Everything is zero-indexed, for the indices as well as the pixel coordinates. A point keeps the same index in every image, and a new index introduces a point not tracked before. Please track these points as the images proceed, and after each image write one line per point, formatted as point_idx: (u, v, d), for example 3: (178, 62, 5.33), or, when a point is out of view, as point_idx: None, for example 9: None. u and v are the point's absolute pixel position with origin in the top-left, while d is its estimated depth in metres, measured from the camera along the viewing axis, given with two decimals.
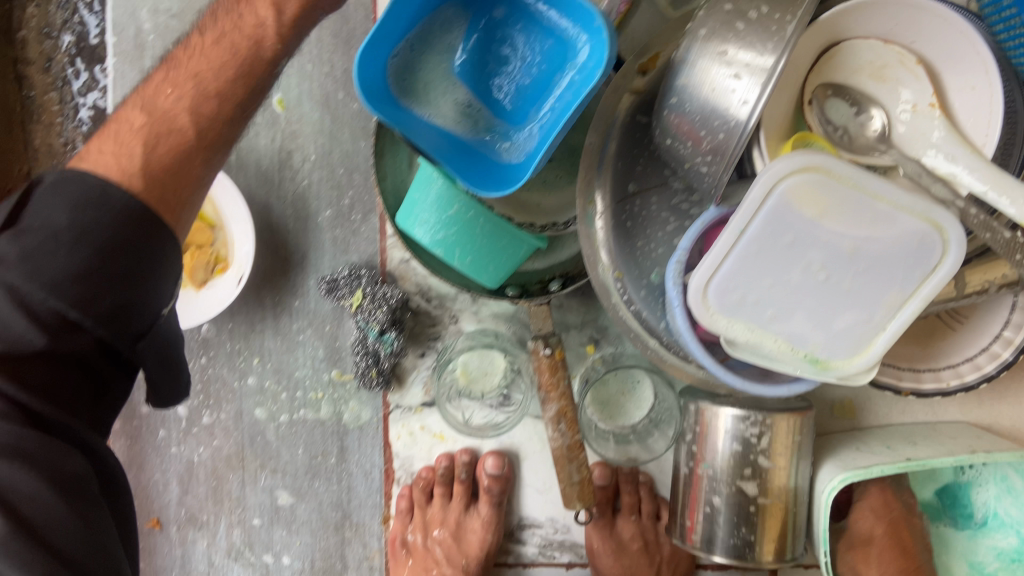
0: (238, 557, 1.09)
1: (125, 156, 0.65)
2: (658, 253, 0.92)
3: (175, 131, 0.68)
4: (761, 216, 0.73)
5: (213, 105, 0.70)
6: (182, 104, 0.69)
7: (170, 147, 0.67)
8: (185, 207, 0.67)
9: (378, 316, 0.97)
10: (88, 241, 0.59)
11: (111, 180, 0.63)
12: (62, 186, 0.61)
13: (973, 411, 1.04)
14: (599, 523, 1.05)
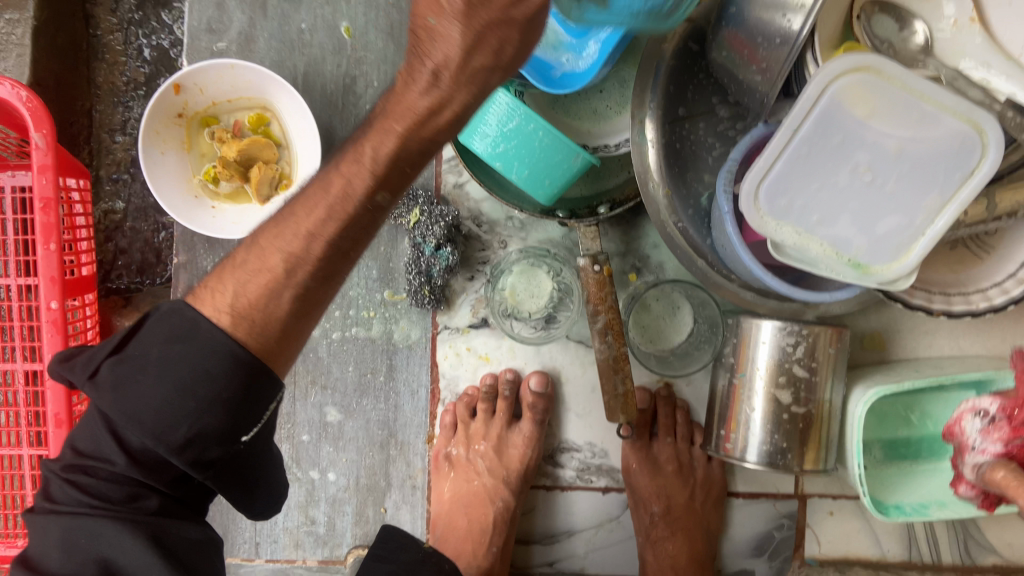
0: (285, 472, 1.13)
1: (247, 316, 0.68)
2: (706, 179, 0.99)
3: (296, 312, 0.70)
4: (813, 116, 0.80)
5: (301, 302, 0.70)
6: (281, 304, 0.69)
7: (287, 301, 0.69)
8: (296, 344, 0.72)
9: (435, 232, 1.03)
10: (217, 403, 0.66)
11: (243, 340, 0.67)
12: (177, 344, 0.67)
13: (995, 343, 1.10)
14: (636, 444, 1.10)
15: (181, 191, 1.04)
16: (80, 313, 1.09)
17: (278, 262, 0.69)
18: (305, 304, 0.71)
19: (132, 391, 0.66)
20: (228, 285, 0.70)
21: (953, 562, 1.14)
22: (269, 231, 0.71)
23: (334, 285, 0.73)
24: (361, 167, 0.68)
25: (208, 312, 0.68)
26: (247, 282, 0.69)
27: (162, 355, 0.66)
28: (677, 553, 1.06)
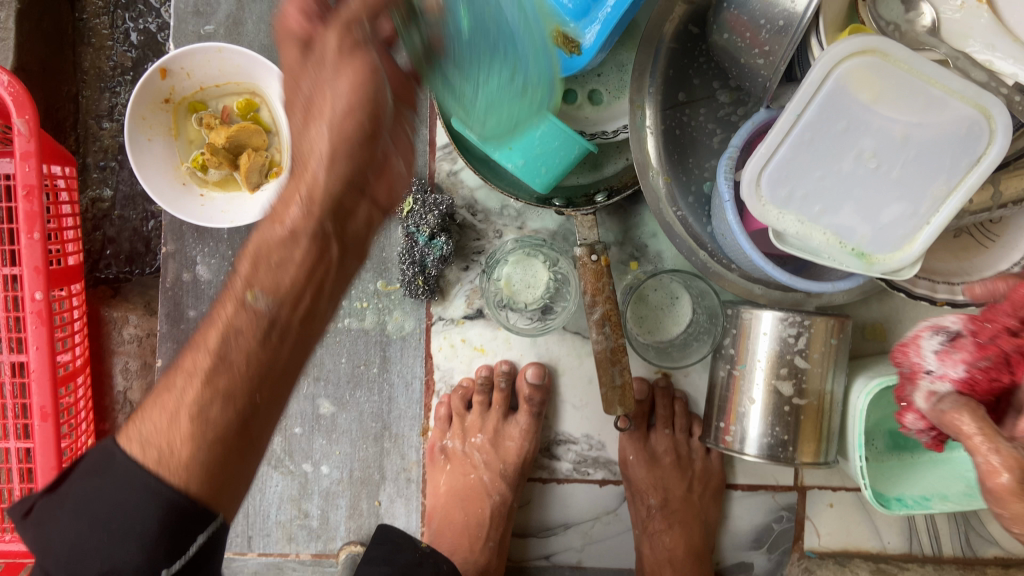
0: (277, 465, 1.11)
1: (156, 445, 0.57)
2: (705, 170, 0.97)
3: (207, 441, 0.58)
4: (817, 101, 0.78)
5: (213, 431, 0.59)
6: (182, 431, 0.58)
7: (189, 421, 0.58)
8: (238, 482, 0.60)
9: (428, 221, 1.00)
10: (145, 533, 0.54)
11: (156, 472, 0.56)
12: (91, 479, 0.56)
13: None
14: (634, 436, 1.08)
15: (168, 178, 1.01)
16: (66, 303, 1.06)
17: (183, 393, 0.59)
18: (222, 445, 0.59)
19: (54, 532, 0.55)
20: (139, 424, 0.59)
21: (954, 554, 1.13)
22: (180, 363, 0.62)
23: (251, 417, 0.61)
24: (288, 235, 0.61)
25: (120, 438, 0.58)
26: (153, 417, 0.59)
27: (80, 492, 0.56)
28: (675, 546, 1.05)
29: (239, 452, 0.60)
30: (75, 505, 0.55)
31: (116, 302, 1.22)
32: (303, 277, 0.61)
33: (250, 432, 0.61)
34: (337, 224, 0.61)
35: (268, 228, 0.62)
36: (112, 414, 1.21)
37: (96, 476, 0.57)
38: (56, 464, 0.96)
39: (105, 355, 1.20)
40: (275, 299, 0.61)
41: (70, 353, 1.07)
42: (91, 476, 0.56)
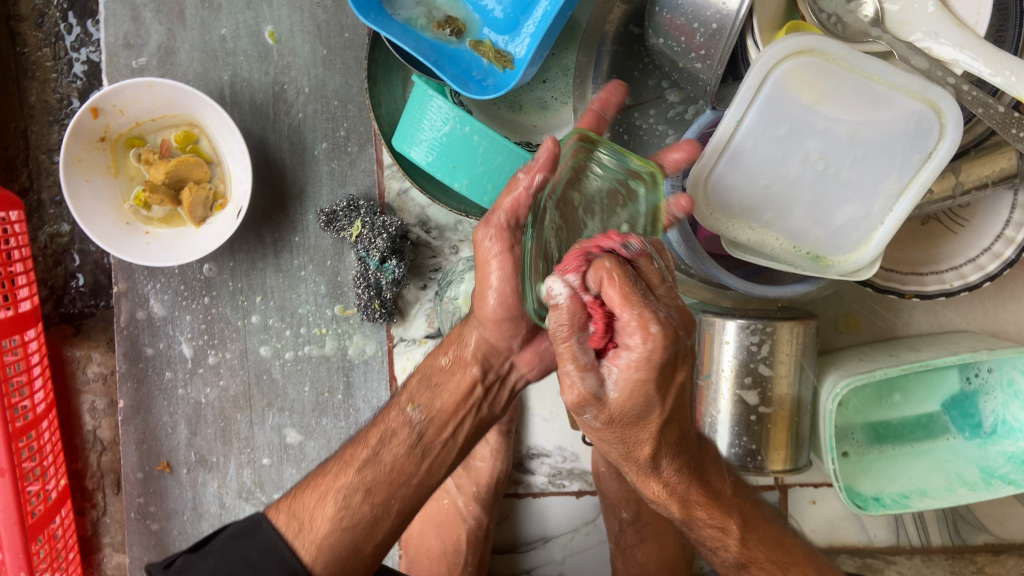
0: (249, 497, 1.10)
1: (298, 520, 0.76)
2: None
3: (343, 525, 0.75)
4: (758, 104, 0.74)
5: (351, 520, 0.76)
6: (326, 514, 0.76)
7: (333, 506, 0.76)
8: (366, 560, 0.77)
9: (378, 245, 0.97)
10: None
11: (293, 545, 0.75)
12: (238, 539, 0.76)
13: (972, 315, 1.05)
14: (605, 448, 1.05)
15: (111, 219, 0.98)
16: (21, 351, 1.04)
17: (338, 478, 0.78)
18: (356, 529, 0.76)
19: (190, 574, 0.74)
20: (290, 500, 0.79)
21: (943, 544, 1.11)
22: (341, 455, 0.81)
23: (384, 515, 0.77)
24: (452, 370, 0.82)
25: (269, 511, 0.78)
26: (304, 497, 0.78)
27: (222, 548, 0.76)
28: (647, 560, 1.04)
29: (368, 541, 0.77)
30: (225, 558, 0.75)
31: (79, 340, 1.19)
32: (451, 404, 0.82)
33: (377, 531, 0.77)
34: (484, 375, 0.83)
35: (437, 357, 0.84)
36: (85, 453, 1.20)
37: (250, 544, 0.75)
38: (18, 517, 0.98)
39: (71, 395, 1.18)
40: (427, 415, 0.81)
41: (29, 400, 1.05)
42: (248, 543, 0.76)
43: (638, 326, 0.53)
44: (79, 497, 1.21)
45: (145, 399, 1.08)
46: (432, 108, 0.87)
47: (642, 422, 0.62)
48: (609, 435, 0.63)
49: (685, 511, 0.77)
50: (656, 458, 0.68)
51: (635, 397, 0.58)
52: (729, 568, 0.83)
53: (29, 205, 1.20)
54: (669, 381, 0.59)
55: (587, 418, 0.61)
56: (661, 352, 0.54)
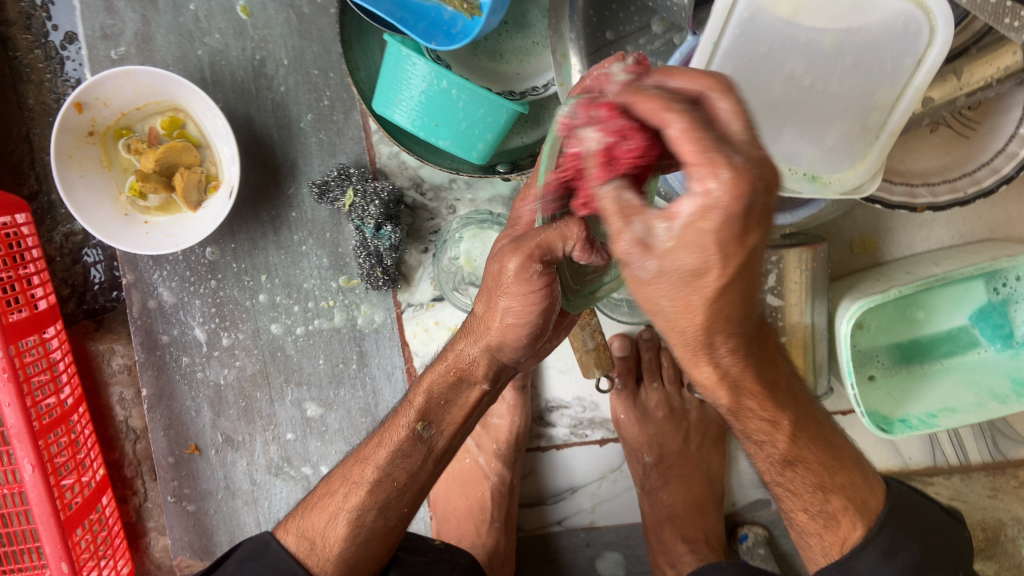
0: (278, 472, 1.12)
1: (309, 539, 0.78)
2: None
3: (356, 541, 0.76)
4: (733, 24, 0.70)
5: (364, 536, 0.76)
6: (337, 533, 0.76)
7: (346, 524, 0.76)
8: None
9: (371, 212, 0.95)
10: None
11: (307, 564, 0.77)
12: (249, 562, 0.78)
13: (994, 223, 1.01)
14: (623, 395, 1.05)
15: (109, 212, 0.99)
16: (40, 350, 1.06)
17: (348, 498, 0.77)
18: (370, 539, 0.77)
19: None
20: (298, 520, 0.81)
21: (982, 461, 1.07)
22: (347, 472, 0.79)
23: (396, 524, 0.78)
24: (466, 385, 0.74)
25: (279, 532, 0.81)
26: (313, 516, 0.79)
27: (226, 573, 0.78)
28: (673, 501, 1.03)
29: (383, 545, 0.79)
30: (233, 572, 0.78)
31: (101, 334, 1.21)
32: (462, 418, 0.75)
33: (391, 537, 0.79)
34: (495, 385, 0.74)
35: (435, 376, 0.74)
36: (120, 443, 1.23)
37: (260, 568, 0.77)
38: (52, 510, 1.02)
39: (99, 387, 1.21)
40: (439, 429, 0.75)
41: (54, 398, 1.07)
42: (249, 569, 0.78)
43: (707, 162, 0.38)
44: (120, 486, 1.25)
45: (167, 386, 1.10)
46: (410, 67, 0.83)
47: (695, 282, 0.43)
48: (664, 291, 0.43)
49: (734, 401, 0.57)
50: (669, 253, 0.41)
51: (690, 237, 0.40)
52: (773, 467, 0.67)
53: (40, 208, 1.18)
54: (730, 252, 0.41)
55: (639, 269, 0.43)
56: (751, 194, 0.38)
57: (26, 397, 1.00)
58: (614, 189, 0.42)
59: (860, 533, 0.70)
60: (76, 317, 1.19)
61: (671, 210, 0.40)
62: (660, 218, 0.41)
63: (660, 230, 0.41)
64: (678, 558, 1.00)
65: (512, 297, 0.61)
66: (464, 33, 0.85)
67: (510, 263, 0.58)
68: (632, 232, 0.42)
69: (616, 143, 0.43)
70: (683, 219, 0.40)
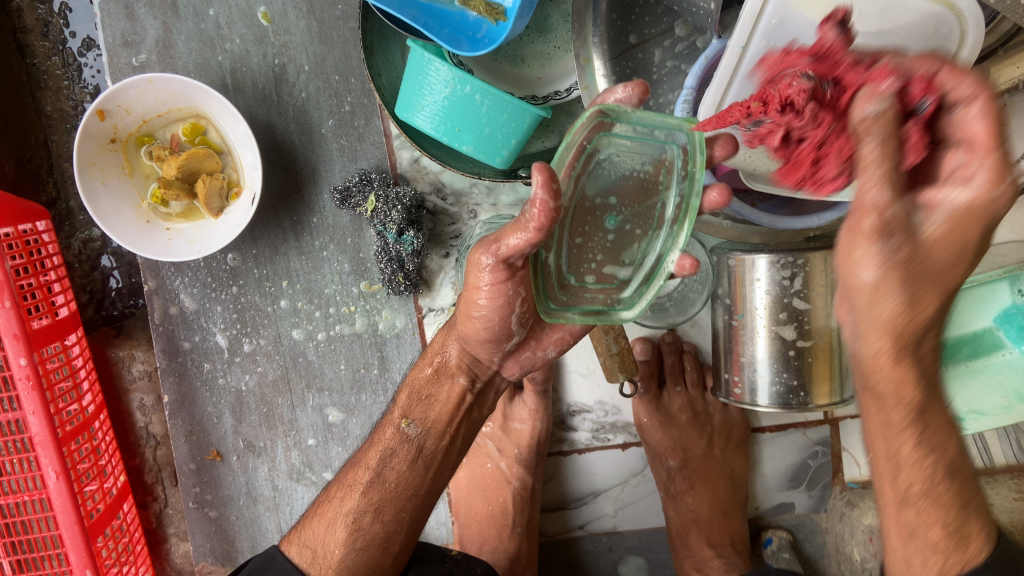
0: (300, 477, 1.12)
1: (312, 547, 0.78)
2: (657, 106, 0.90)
3: (356, 546, 0.76)
4: (763, 27, 0.69)
5: (364, 540, 0.76)
6: (338, 539, 0.77)
7: (344, 529, 0.77)
8: None
9: (394, 217, 0.95)
10: None
11: (311, 572, 0.76)
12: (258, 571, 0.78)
13: (1018, 222, 1.01)
14: (646, 399, 1.04)
15: (131, 219, 0.99)
16: (62, 357, 1.06)
17: (344, 501, 0.78)
18: (372, 547, 0.77)
19: None
20: (301, 530, 0.81)
21: (1007, 462, 1.07)
22: (343, 477, 0.81)
23: (395, 530, 0.78)
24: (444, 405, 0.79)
25: (283, 545, 0.81)
26: (315, 523, 0.79)
27: None
28: (698, 506, 1.03)
29: (384, 556, 0.78)
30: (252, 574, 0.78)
31: (120, 340, 1.21)
32: (446, 414, 0.79)
33: (393, 544, 0.78)
34: (473, 385, 0.80)
35: (420, 369, 0.81)
36: (140, 449, 1.23)
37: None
38: (76, 517, 1.02)
39: (119, 393, 1.21)
40: (423, 428, 0.79)
41: (76, 405, 1.07)
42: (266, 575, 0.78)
43: (975, 89, 0.44)
44: (140, 492, 1.25)
45: (188, 393, 1.10)
46: (433, 72, 0.82)
47: (931, 282, 0.46)
48: (904, 312, 0.46)
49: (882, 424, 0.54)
50: (926, 238, 0.45)
51: (954, 220, 0.45)
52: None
53: (58, 214, 1.18)
54: (973, 241, 0.45)
55: (891, 248, 0.44)
56: (1005, 204, 0.44)
57: (50, 404, 1.00)
58: (875, 105, 0.44)
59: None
60: (95, 323, 1.20)
61: (934, 199, 0.45)
62: (955, 180, 0.44)
63: (931, 217, 0.45)
64: (704, 562, 1.00)
65: (485, 294, 0.68)
66: (489, 38, 0.85)
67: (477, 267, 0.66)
68: (895, 212, 0.44)
69: (908, 87, 0.46)
70: (963, 162, 0.45)
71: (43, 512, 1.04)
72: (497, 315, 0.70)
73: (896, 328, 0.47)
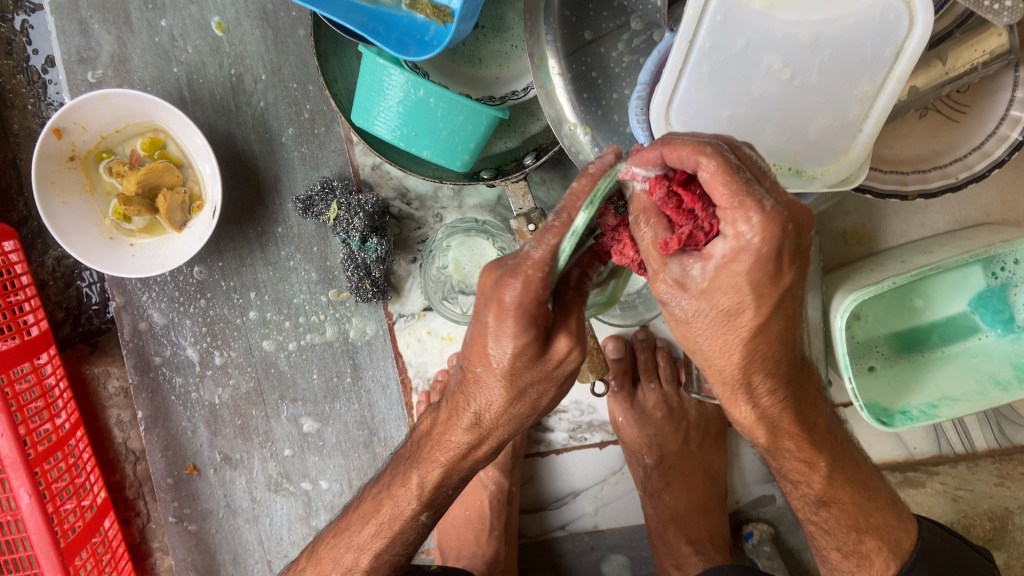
0: (278, 488, 1.12)
1: None
2: (616, 98, 0.87)
3: None
4: (708, 20, 0.68)
5: None
6: None
7: None
8: None
9: (356, 225, 0.94)
10: None
11: None
12: None
13: (987, 203, 0.99)
14: (620, 397, 1.03)
15: (94, 236, 0.98)
16: (33, 377, 1.05)
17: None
18: None
19: None
20: None
21: (988, 447, 1.05)
22: (342, 557, 0.76)
23: None
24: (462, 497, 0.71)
25: None
26: None
27: None
28: (676, 502, 1.02)
29: None
30: None
31: (96, 357, 1.20)
32: None
33: None
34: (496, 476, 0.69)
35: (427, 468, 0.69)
36: (121, 465, 1.23)
37: None
38: (51, 538, 1.02)
39: (96, 410, 1.20)
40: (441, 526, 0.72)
41: (49, 425, 1.06)
42: None
43: (737, 207, 0.45)
44: (123, 507, 1.24)
45: (162, 408, 1.10)
46: (386, 78, 0.81)
47: (731, 320, 0.51)
48: (702, 329, 0.53)
49: (771, 440, 0.65)
50: (733, 311, 0.51)
51: (723, 278, 0.49)
52: (808, 505, 0.73)
53: (30, 233, 1.17)
54: (765, 291, 0.49)
55: (676, 304, 0.52)
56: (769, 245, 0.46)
57: (19, 426, 1.00)
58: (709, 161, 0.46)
59: (893, 571, 0.74)
60: (71, 339, 1.19)
61: (706, 253, 0.49)
62: (696, 259, 0.50)
63: (696, 270, 0.50)
64: (683, 559, 0.99)
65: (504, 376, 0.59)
66: (436, 40, 0.84)
67: (508, 294, 0.54)
68: (670, 271, 0.52)
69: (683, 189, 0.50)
70: (724, 251, 0.48)
71: (19, 533, 1.04)
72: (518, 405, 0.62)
73: (722, 369, 0.56)
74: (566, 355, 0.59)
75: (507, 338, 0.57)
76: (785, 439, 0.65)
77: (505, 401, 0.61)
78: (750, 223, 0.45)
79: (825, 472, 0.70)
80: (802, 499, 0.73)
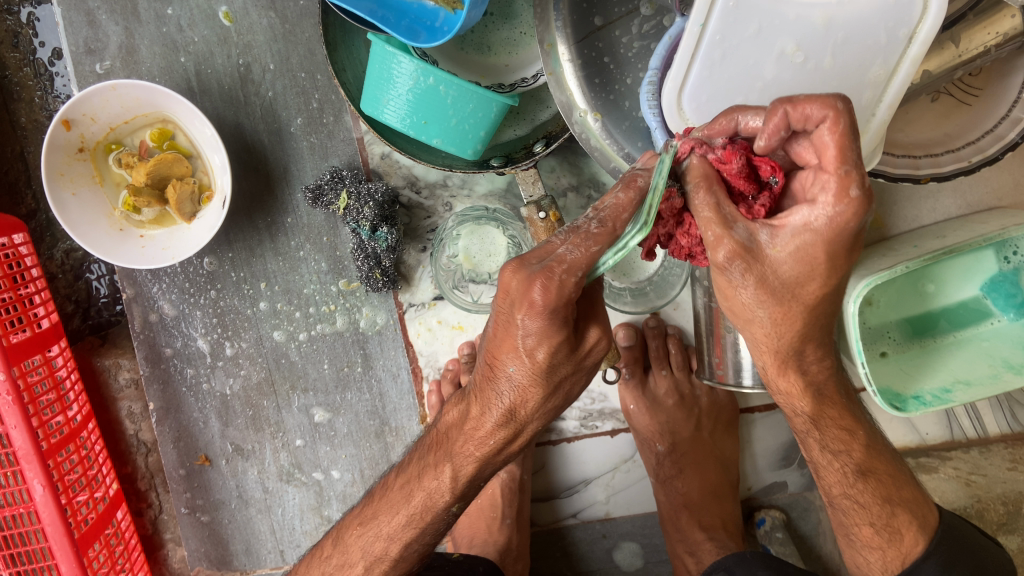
0: (290, 478, 1.12)
1: None
2: (629, 83, 0.86)
3: None
4: (720, 5, 0.67)
5: None
6: None
7: None
8: None
9: (366, 214, 0.93)
10: None
11: None
12: None
13: (999, 188, 0.99)
14: (631, 384, 1.03)
15: (104, 228, 0.98)
16: (44, 369, 1.05)
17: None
18: None
19: None
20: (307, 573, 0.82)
21: (1001, 433, 1.04)
22: (357, 545, 0.76)
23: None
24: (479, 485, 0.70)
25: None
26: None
27: None
28: (689, 489, 1.03)
29: None
30: None
31: (106, 349, 1.20)
32: None
33: None
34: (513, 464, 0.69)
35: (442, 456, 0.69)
36: (132, 456, 1.23)
37: None
38: (65, 528, 1.03)
39: (107, 402, 1.20)
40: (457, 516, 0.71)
41: (61, 417, 1.06)
42: None
43: (841, 177, 0.48)
44: (135, 499, 1.25)
45: (174, 399, 1.10)
46: (395, 66, 0.80)
47: (795, 292, 0.54)
48: (764, 301, 0.55)
49: (817, 411, 0.67)
50: (800, 286, 0.54)
51: (794, 244, 0.52)
52: (846, 478, 0.72)
53: (39, 226, 1.17)
54: (833, 263, 0.52)
55: (738, 277, 0.54)
56: (852, 218, 0.50)
57: (32, 418, 1.00)
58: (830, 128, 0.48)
59: (921, 549, 0.74)
60: (81, 331, 1.19)
61: (780, 222, 0.52)
62: (767, 229, 0.53)
63: (764, 236, 0.53)
64: (696, 546, 1.00)
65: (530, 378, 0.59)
66: (446, 26, 0.84)
67: (538, 294, 0.54)
68: (734, 238, 0.52)
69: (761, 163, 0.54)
70: (807, 217, 0.51)
71: (32, 524, 1.04)
72: (542, 404, 0.62)
73: (775, 341, 0.58)
74: (596, 345, 0.61)
75: (538, 340, 0.57)
76: (829, 409, 0.67)
77: (541, 398, 0.61)
78: (843, 199, 0.49)
79: (862, 454, 0.70)
80: (839, 472, 0.72)
